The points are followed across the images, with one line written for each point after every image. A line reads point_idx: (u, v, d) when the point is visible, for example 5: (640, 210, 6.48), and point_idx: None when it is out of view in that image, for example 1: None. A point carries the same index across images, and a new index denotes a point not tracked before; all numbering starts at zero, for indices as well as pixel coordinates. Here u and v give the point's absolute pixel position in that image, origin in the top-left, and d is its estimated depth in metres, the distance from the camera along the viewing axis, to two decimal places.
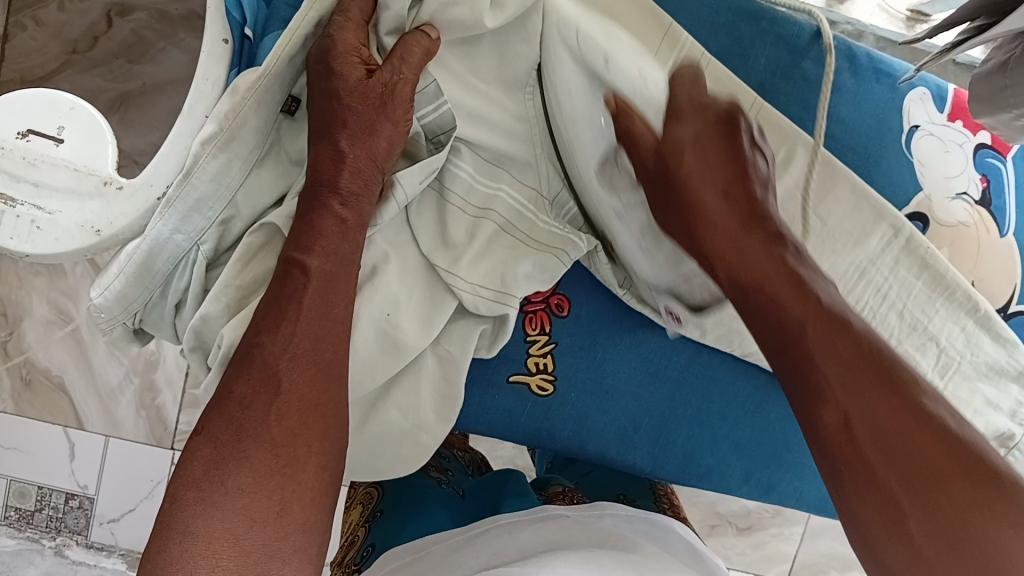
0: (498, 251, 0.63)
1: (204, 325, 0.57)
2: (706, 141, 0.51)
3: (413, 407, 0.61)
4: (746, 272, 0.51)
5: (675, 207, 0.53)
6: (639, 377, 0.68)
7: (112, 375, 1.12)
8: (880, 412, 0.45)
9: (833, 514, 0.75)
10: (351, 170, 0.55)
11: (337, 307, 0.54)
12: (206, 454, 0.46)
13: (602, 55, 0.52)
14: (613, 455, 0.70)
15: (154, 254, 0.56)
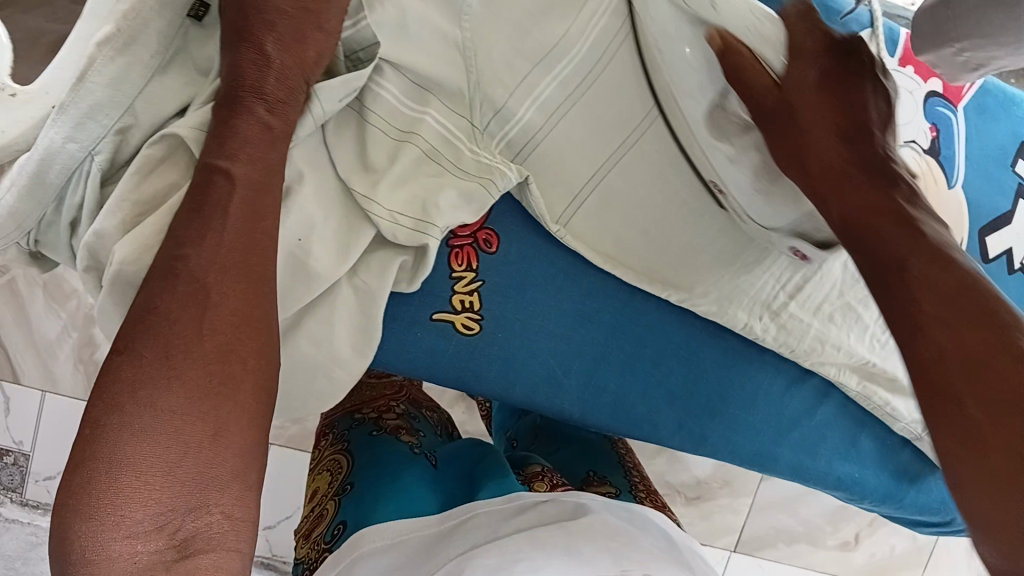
0: (423, 177, 0.59)
1: (99, 242, 0.53)
2: (809, 84, 0.55)
3: (326, 340, 0.58)
4: (863, 207, 0.53)
5: (790, 141, 0.56)
6: (572, 319, 0.66)
7: (50, 330, 1.13)
8: (974, 340, 0.44)
9: (766, 468, 0.73)
10: (277, 77, 0.52)
11: (265, 219, 0.51)
12: (129, 376, 0.43)
13: (709, 1, 0.53)
14: (540, 400, 0.66)
15: (45, 166, 0.53)
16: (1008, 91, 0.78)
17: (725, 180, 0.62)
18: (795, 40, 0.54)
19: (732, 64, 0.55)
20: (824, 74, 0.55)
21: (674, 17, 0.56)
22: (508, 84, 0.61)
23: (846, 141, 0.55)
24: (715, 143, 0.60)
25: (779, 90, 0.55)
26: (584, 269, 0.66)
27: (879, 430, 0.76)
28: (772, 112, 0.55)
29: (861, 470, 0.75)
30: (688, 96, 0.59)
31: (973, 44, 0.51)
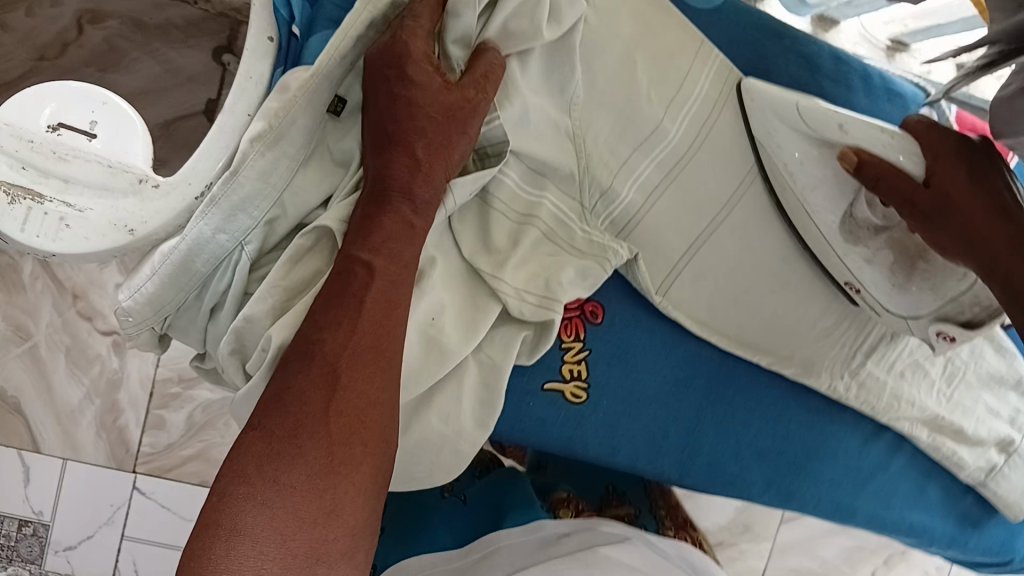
0: (542, 257, 0.62)
1: (248, 326, 0.55)
2: (944, 152, 0.59)
3: (454, 415, 0.59)
4: (1018, 274, 0.56)
5: (948, 224, 0.58)
6: (669, 385, 0.69)
7: (74, 396, 1.14)
8: None
9: (844, 520, 0.77)
10: (424, 178, 0.55)
11: (397, 306, 0.54)
12: (260, 449, 0.47)
13: (836, 121, 0.60)
14: (642, 464, 0.69)
15: (193, 256, 0.55)
16: None
17: (856, 275, 0.67)
18: (927, 147, 0.59)
19: (869, 174, 0.60)
20: (943, 155, 0.59)
21: (795, 133, 0.63)
22: (611, 166, 0.65)
23: (993, 202, 0.58)
24: (850, 246, 0.65)
25: (929, 189, 0.59)
26: (682, 336, 0.69)
27: (943, 477, 0.80)
28: (937, 210, 0.58)
29: (928, 516, 0.79)
30: (821, 187, 0.64)
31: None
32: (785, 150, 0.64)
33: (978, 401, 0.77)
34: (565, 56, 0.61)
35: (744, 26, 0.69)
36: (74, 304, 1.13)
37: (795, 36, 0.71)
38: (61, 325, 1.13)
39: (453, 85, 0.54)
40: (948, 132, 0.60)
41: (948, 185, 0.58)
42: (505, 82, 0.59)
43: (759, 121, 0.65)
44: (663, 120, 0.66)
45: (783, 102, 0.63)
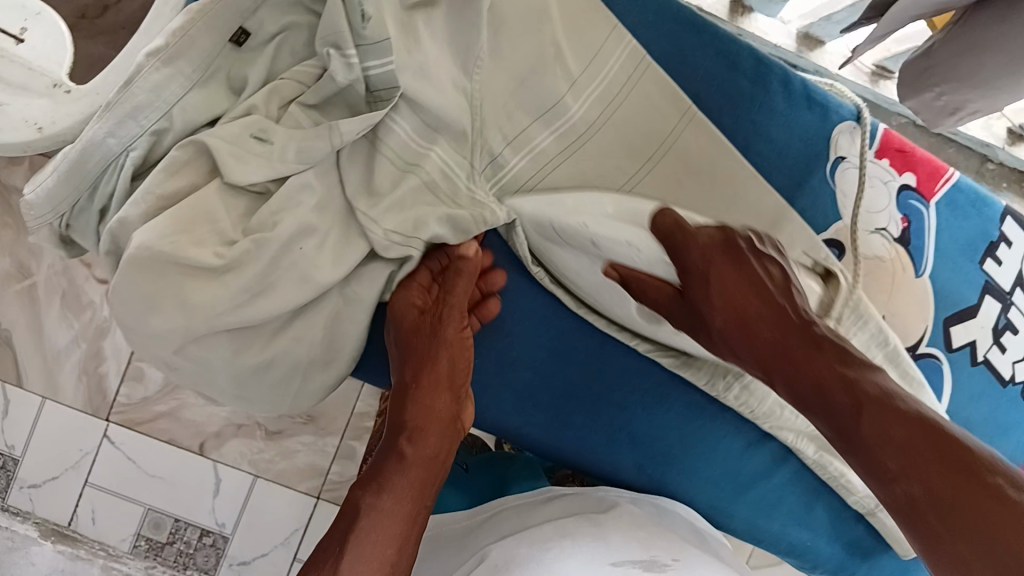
0: (419, 205, 0.65)
1: (121, 228, 0.59)
2: (711, 257, 0.55)
3: (308, 338, 0.64)
4: (807, 387, 0.51)
5: (697, 323, 0.57)
6: (546, 355, 0.71)
7: (61, 339, 1.21)
8: (940, 485, 0.42)
9: (719, 522, 0.78)
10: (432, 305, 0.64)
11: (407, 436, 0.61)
12: None
13: (588, 237, 0.61)
14: (511, 427, 0.72)
15: (87, 155, 0.59)
16: (981, 191, 0.83)
17: (684, 345, 0.68)
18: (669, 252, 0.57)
19: (635, 288, 0.61)
20: (729, 258, 0.55)
21: (576, 257, 0.65)
22: (507, 133, 0.68)
23: (761, 292, 0.54)
24: (657, 325, 0.67)
25: (684, 298, 0.57)
26: (562, 310, 0.71)
27: (836, 499, 0.78)
28: (690, 320, 0.58)
29: (813, 537, 0.78)
30: (608, 290, 0.66)
31: (951, 86, 0.67)
32: (579, 264, 0.65)
33: None
34: (471, 23, 0.64)
35: (661, 18, 0.72)
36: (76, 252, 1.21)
37: (715, 34, 0.74)
38: (62, 270, 1.21)
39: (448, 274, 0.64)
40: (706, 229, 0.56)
41: (698, 296, 0.55)
42: (406, 34, 0.62)
43: (539, 237, 0.68)
44: (565, 95, 0.69)
45: (541, 220, 0.66)
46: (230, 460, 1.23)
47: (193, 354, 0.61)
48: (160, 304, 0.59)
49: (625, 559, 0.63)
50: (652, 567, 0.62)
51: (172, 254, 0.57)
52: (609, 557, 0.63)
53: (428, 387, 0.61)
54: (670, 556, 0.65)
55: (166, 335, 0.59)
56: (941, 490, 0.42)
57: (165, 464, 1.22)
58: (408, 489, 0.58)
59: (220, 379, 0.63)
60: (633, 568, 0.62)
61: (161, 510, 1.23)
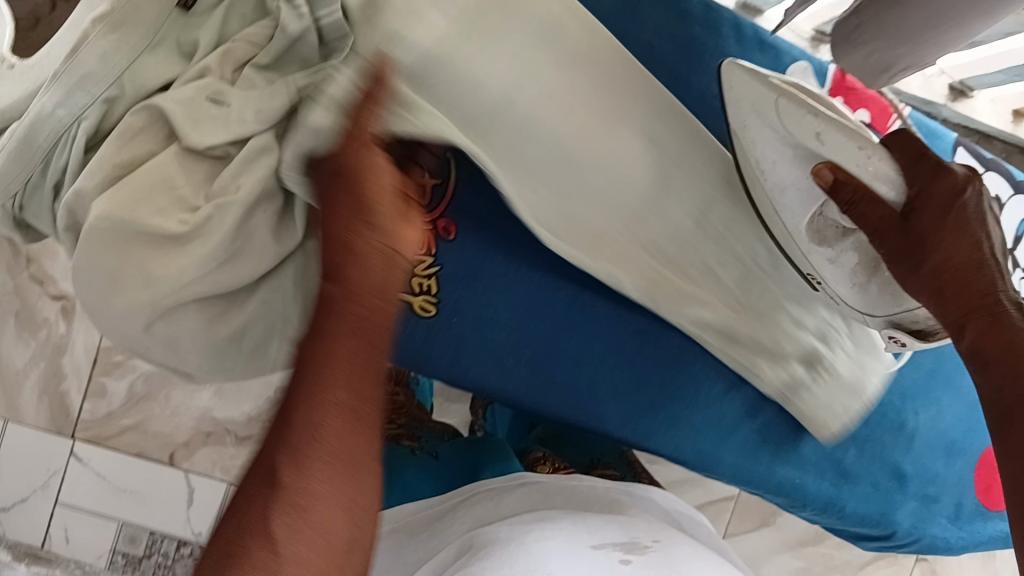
0: None
1: (77, 201, 0.57)
2: (965, 202, 0.56)
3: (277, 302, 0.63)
4: (953, 317, 0.58)
5: (915, 242, 0.57)
6: (523, 311, 0.69)
7: (19, 359, 1.18)
8: None
9: (706, 470, 0.78)
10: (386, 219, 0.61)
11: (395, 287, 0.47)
12: (262, 536, 0.39)
13: (813, 132, 0.59)
14: (492, 386, 0.71)
15: (35, 131, 0.57)
16: (931, 125, 0.85)
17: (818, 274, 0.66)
18: (905, 174, 0.58)
19: (838, 192, 0.58)
20: (964, 203, 0.56)
21: (775, 143, 0.63)
22: None
23: (980, 251, 0.56)
24: (814, 246, 0.65)
25: (907, 222, 0.57)
26: (527, 270, 0.69)
27: (817, 435, 0.80)
28: (898, 245, 0.57)
29: (800, 475, 0.79)
30: (792, 190, 0.63)
31: (877, 45, 0.56)
32: (759, 148, 0.64)
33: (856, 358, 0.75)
34: None
35: None
36: (27, 268, 1.16)
37: None
38: (13, 287, 1.17)
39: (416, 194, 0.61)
40: (966, 185, 0.57)
41: (931, 227, 0.56)
42: None
43: (736, 114, 0.65)
44: None
45: (760, 94, 0.62)
46: (201, 469, 1.21)
47: (163, 331, 0.59)
48: (124, 281, 0.56)
49: (605, 542, 0.60)
50: (633, 549, 0.58)
51: (134, 222, 0.55)
52: (589, 540, 0.59)
53: (356, 241, 0.45)
54: (653, 538, 0.62)
55: (131, 313, 0.57)
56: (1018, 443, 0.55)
57: (136, 478, 1.19)
58: (337, 420, 0.42)
59: (192, 352, 0.61)
60: (616, 551, 0.58)
61: (136, 523, 1.20)
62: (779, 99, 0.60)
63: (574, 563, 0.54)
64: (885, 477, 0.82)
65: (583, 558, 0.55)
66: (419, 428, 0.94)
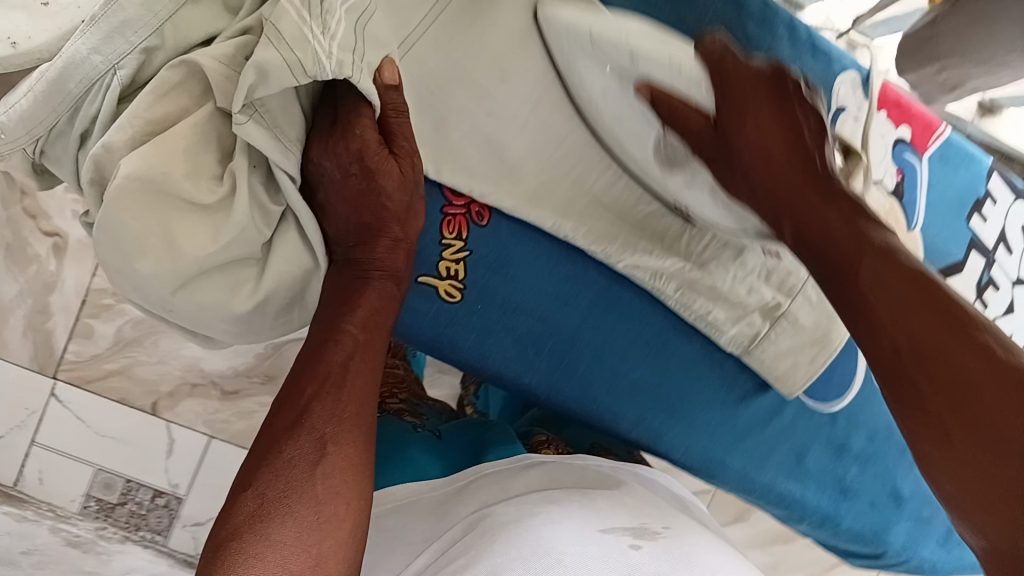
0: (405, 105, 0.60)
1: (106, 155, 0.54)
2: (761, 86, 0.54)
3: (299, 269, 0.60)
4: (817, 237, 0.52)
5: (726, 148, 0.55)
6: (550, 301, 0.70)
7: (5, 292, 1.14)
8: (928, 338, 0.44)
9: (711, 475, 0.78)
10: (361, 207, 0.58)
11: (367, 281, 0.59)
12: (278, 476, 0.50)
13: (627, 50, 0.59)
14: (512, 373, 0.70)
15: (67, 75, 0.54)
16: (969, 148, 0.84)
17: (696, 206, 0.65)
18: (729, 82, 0.54)
19: (663, 111, 0.57)
20: (772, 97, 0.54)
21: (603, 77, 0.62)
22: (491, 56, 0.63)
23: (807, 152, 0.54)
24: (667, 170, 0.63)
25: (717, 129, 0.55)
26: (568, 255, 0.70)
27: (823, 450, 0.80)
28: (713, 152, 0.56)
29: (800, 488, 0.79)
30: (626, 121, 0.62)
31: (955, 58, 0.65)
32: (596, 84, 0.63)
33: (791, 359, 0.74)
34: None
35: None
36: (20, 201, 1.12)
37: None
38: (6, 220, 1.13)
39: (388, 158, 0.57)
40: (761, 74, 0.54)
41: (734, 130, 0.54)
42: None
43: (558, 50, 0.63)
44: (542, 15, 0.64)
45: (575, 31, 0.60)
46: (184, 420, 1.20)
47: (187, 299, 0.57)
48: (143, 248, 0.54)
49: (616, 527, 0.55)
50: (643, 534, 0.55)
51: (163, 185, 0.53)
52: (598, 523, 0.55)
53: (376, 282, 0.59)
54: (664, 526, 0.57)
55: (157, 280, 0.55)
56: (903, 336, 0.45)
57: (117, 424, 1.18)
58: (352, 440, 0.53)
59: (213, 324, 0.59)
60: (624, 535, 0.54)
61: (112, 470, 1.18)
62: (592, 29, 0.60)
63: (588, 551, 0.50)
64: (882, 497, 0.83)
65: (592, 544, 0.51)
66: (420, 403, 0.90)
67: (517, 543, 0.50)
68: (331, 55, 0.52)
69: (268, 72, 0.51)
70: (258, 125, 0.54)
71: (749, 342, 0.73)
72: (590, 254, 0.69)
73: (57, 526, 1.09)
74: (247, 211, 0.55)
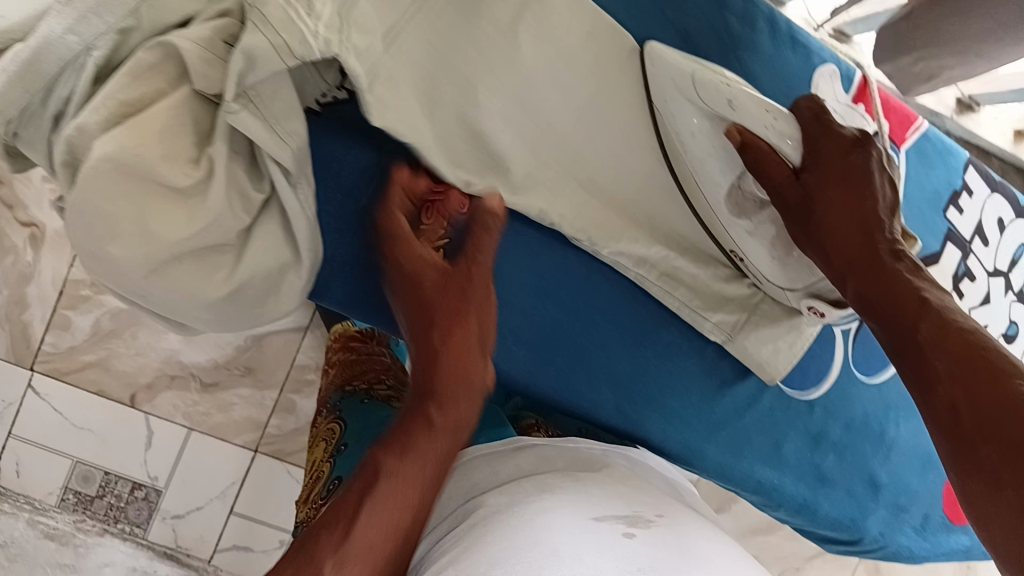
0: (398, 89, 0.58)
1: (79, 136, 0.53)
2: (850, 159, 0.59)
3: (276, 253, 0.60)
4: (876, 295, 0.58)
5: (800, 202, 0.60)
6: (530, 291, 0.69)
7: None
8: (982, 399, 0.50)
9: (692, 463, 0.76)
10: (438, 292, 0.60)
11: (456, 330, 0.59)
12: (366, 480, 0.50)
13: (727, 99, 0.57)
14: (493, 364, 0.68)
15: (40, 55, 0.53)
16: (946, 142, 0.84)
17: (744, 249, 0.69)
18: (807, 135, 0.60)
19: (749, 155, 0.60)
20: (857, 159, 0.59)
21: (694, 115, 0.61)
22: None
23: (864, 212, 0.60)
24: (733, 218, 0.66)
25: (798, 183, 0.60)
26: (549, 244, 0.70)
27: (800, 440, 0.80)
28: (796, 205, 0.61)
29: (779, 477, 0.79)
30: (710, 161, 0.63)
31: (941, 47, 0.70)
32: (678, 120, 0.62)
33: (775, 344, 0.75)
34: None
35: None
36: None
37: None
38: None
39: (449, 274, 0.60)
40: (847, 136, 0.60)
41: (818, 186, 0.60)
42: None
43: (657, 95, 0.64)
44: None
45: (681, 75, 0.60)
46: (162, 412, 1.18)
47: (161, 284, 0.56)
48: (117, 232, 0.54)
49: (609, 514, 0.56)
50: (636, 521, 0.56)
51: (137, 167, 0.53)
52: (591, 511, 0.56)
53: (463, 305, 0.60)
54: (656, 514, 0.59)
55: (130, 263, 0.54)
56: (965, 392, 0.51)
57: (94, 416, 1.17)
58: (398, 499, 0.50)
59: (189, 311, 0.59)
60: (619, 523, 0.55)
61: (90, 462, 1.17)
62: (696, 73, 0.59)
63: (580, 540, 0.50)
64: (859, 485, 0.83)
65: (588, 535, 0.52)
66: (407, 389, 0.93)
67: (518, 531, 0.51)
68: (316, 36, 0.51)
69: (256, 57, 0.51)
70: (253, 116, 0.53)
71: (734, 330, 0.74)
72: (579, 245, 0.70)
73: (35, 518, 1.07)
74: (225, 200, 0.55)
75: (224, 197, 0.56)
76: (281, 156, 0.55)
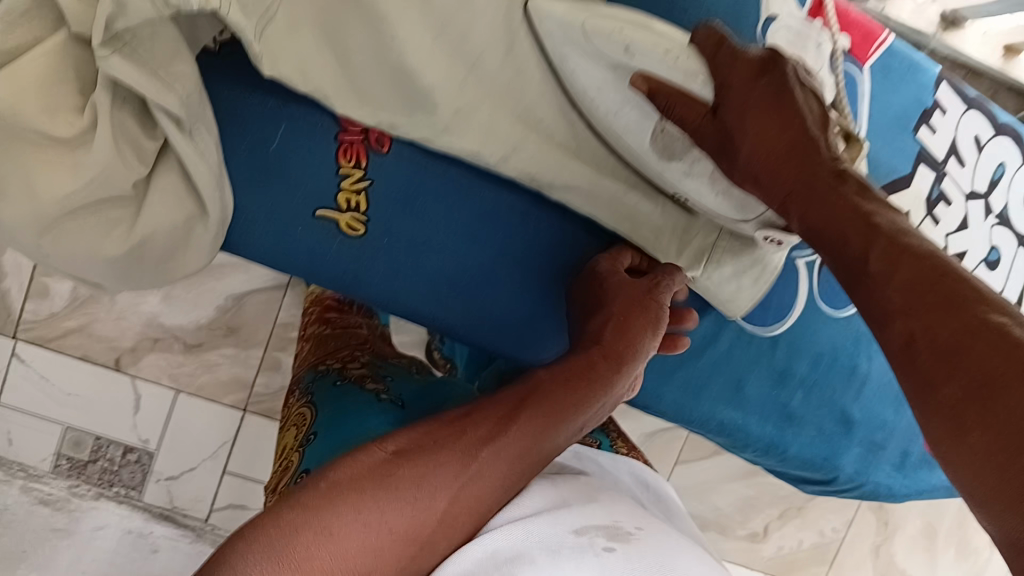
0: (298, 30, 0.54)
1: None
2: (757, 89, 0.53)
3: (177, 204, 0.57)
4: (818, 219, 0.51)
5: (723, 135, 0.55)
6: (463, 233, 0.68)
7: None
8: (940, 325, 0.41)
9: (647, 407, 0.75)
10: (623, 294, 0.64)
11: (643, 329, 0.62)
12: (475, 437, 0.51)
13: (622, 45, 0.55)
14: (426, 310, 0.70)
15: None
16: (915, 57, 0.78)
17: (687, 192, 0.65)
18: (716, 69, 0.55)
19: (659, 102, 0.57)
20: (771, 81, 0.53)
21: (597, 67, 0.58)
22: None
23: (793, 131, 0.53)
24: (666, 162, 0.62)
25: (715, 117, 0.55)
26: (482, 182, 0.66)
27: (764, 376, 0.77)
28: (716, 140, 0.56)
29: (742, 416, 0.77)
30: (625, 110, 0.60)
31: None
32: (584, 72, 0.58)
33: (733, 282, 0.72)
34: None
35: None
36: None
37: None
38: None
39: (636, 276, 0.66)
40: (756, 63, 0.54)
41: (734, 117, 0.54)
42: None
43: (551, 43, 0.58)
44: None
45: (566, 23, 0.55)
46: (149, 375, 1.14)
47: (58, 243, 0.54)
48: (4, 190, 0.51)
49: (588, 525, 0.51)
50: (616, 532, 0.50)
51: (14, 121, 0.49)
52: (568, 522, 0.51)
53: (643, 306, 0.64)
54: (638, 524, 0.53)
55: (20, 221, 0.52)
56: (922, 322, 0.42)
57: (81, 382, 1.13)
58: (537, 426, 0.53)
59: (91, 269, 0.57)
60: (598, 537, 0.49)
61: (80, 428, 1.14)
62: (586, 19, 0.55)
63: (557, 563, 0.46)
64: (829, 421, 0.81)
65: (558, 555, 0.47)
66: (384, 365, 0.79)
67: (485, 543, 0.48)
68: None
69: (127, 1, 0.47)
70: (128, 61, 0.49)
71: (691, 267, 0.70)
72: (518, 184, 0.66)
73: (28, 486, 1.11)
74: (112, 147, 0.52)
75: (113, 144, 0.52)
76: (168, 104, 0.52)
